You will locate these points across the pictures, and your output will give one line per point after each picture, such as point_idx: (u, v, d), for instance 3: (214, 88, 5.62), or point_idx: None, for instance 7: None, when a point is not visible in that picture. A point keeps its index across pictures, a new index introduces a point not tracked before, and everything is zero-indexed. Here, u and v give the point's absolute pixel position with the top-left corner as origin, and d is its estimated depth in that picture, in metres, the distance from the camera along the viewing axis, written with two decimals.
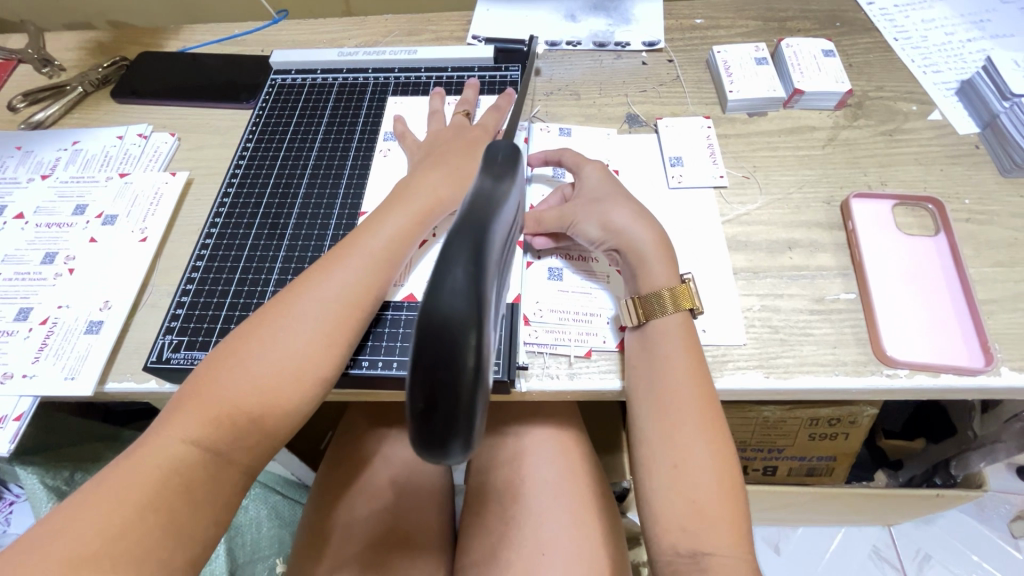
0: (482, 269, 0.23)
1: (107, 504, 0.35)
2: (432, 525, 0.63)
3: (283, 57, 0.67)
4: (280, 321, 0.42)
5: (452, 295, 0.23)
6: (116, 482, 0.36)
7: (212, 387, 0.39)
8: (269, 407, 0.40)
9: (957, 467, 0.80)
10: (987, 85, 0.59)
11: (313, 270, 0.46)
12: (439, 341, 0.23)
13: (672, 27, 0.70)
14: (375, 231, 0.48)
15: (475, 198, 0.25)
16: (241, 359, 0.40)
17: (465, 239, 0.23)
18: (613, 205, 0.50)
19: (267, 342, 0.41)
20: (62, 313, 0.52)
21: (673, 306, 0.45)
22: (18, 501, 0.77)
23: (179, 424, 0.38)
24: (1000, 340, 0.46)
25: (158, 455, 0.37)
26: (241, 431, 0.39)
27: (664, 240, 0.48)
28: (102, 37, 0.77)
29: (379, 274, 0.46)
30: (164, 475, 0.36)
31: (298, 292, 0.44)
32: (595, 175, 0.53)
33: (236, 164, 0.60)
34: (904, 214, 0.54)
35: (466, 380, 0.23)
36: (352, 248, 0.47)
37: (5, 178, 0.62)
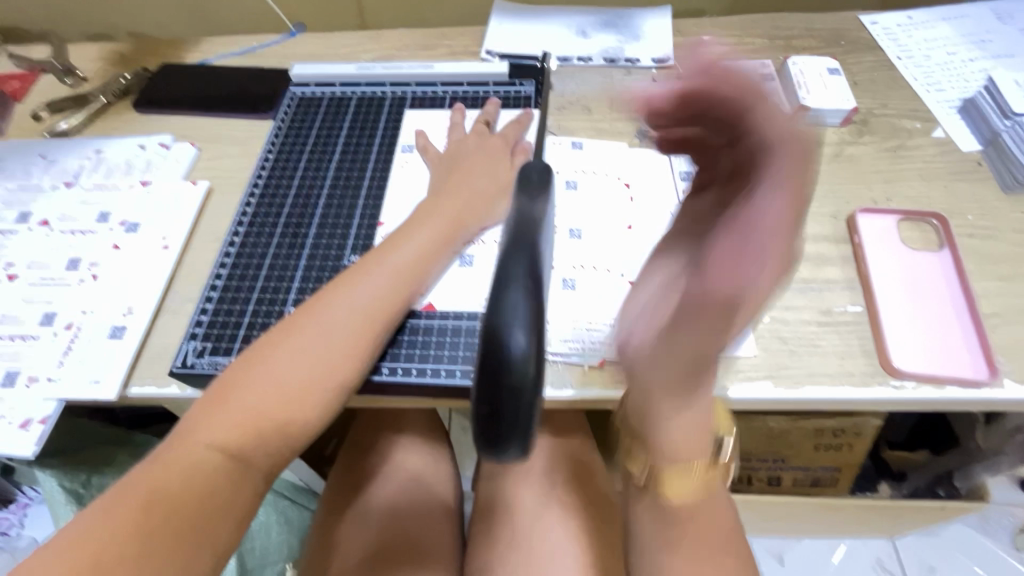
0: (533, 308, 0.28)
1: (135, 507, 0.35)
2: (443, 529, 0.63)
3: (302, 70, 0.69)
4: (310, 331, 0.44)
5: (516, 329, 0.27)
6: (140, 487, 0.36)
7: (238, 390, 0.41)
8: (292, 414, 0.41)
9: (960, 478, 0.83)
10: (989, 105, 0.60)
11: (338, 282, 0.47)
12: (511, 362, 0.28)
13: (681, 44, 0.72)
14: (402, 246, 0.50)
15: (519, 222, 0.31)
16: (267, 365, 0.42)
17: (520, 269, 0.28)
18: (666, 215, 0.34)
19: (292, 350, 0.43)
20: (86, 318, 0.53)
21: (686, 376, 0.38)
22: (31, 504, 0.78)
23: (210, 428, 0.39)
24: (1004, 352, 0.48)
25: (187, 459, 0.38)
26: (266, 438, 0.41)
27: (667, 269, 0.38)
28: (124, 49, 0.78)
29: (401, 289, 0.48)
30: (193, 480, 0.37)
31: (328, 303, 0.45)
32: (758, 141, 0.32)
33: (258, 174, 0.62)
34: (908, 229, 0.55)
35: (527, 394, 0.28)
36: (376, 262, 0.48)
37: (29, 185, 0.63)
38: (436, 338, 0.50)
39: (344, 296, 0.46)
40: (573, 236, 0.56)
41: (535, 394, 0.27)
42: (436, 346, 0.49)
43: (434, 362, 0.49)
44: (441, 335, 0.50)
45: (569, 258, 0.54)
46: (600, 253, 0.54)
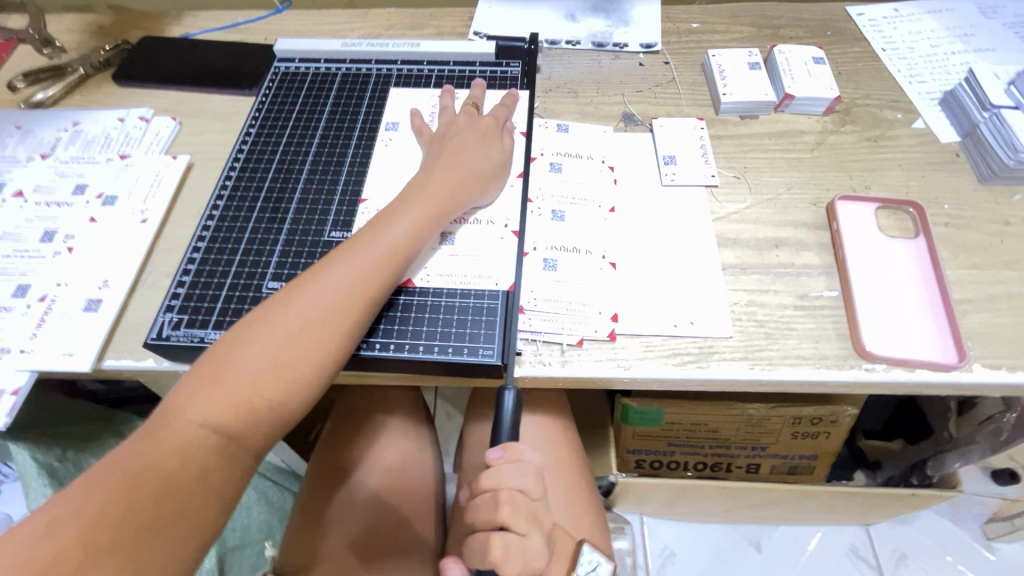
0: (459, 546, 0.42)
1: (123, 490, 0.36)
2: (423, 507, 0.65)
3: (287, 46, 0.68)
4: (301, 312, 0.44)
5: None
6: (132, 465, 0.37)
7: (230, 369, 0.41)
8: (286, 394, 0.42)
9: (932, 467, 0.82)
10: (968, 96, 0.61)
11: (328, 262, 0.47)
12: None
13: (670, 30, 0.72)
14: (392, 226, 0.49)
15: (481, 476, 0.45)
16: (256, 346, 0.42)
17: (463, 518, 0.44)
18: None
19: (281, 334, 0.43)
20: (61, 291, 0.52)
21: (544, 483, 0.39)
22: (7, 481, 0.77)
23: (202, 407, 0.40)
24: (973, 338, 0.49)
25: (179, 438, 0.39)
26: (259, 416, 0.41)
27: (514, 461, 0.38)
28: (104, 20, 0.77)
29: (391, 269, 0.48)
30: (183, 460, 0.38)
31: (318, 284, 0.45)
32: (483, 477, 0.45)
33: (238, 149, 0.61)
34: (886, 216, 0.56)
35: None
36: (366, 244, 0.48)
37: (3, 156, 0.62)
38: (418, 315, 0.50)
39: (334, 276, 0.46)
40: (556, 217, 0.56)
41: None
42: (419, 323, 0.49)
43: (414, 338, 0.49)
44: (424, 311, 0.50)
45: (548, 239, 0.54)
46: (582, 235, 0.55)
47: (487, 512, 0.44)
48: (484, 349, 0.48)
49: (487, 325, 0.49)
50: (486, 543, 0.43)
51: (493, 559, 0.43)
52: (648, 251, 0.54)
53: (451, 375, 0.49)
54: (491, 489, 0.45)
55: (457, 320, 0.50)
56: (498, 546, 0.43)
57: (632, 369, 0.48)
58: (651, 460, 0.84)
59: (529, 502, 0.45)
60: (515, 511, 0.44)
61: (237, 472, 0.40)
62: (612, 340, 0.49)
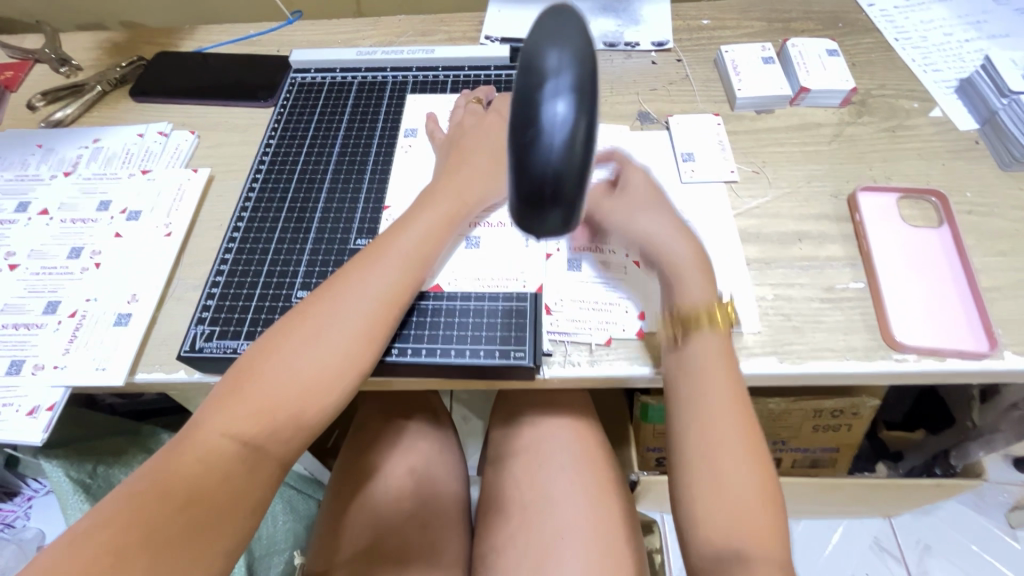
0: (550, 108, 0.29)
1: (153, 500, 0.35)
2: (452, 509, 0.65)
3: (303, 56, 0.69)
4: (326, 318, 0.43)
5: (575, 45, 0.30)
6: (158, 472, 0.36)
7: (256, 379, 0.40)
8: (307, 401, 0.40)
9: (956, 457, 0.83)
10: (986, 83, 0.61)
11: (349, 269, 0.46)
12: (530, 102, 0.30)
13: (680, 27, 0.72)
14: (408, 232, 0.49)
15: (554, 65, 0.30)
16: (278, 355, 0.41)
17: (529, 118, 0.30)
18: (654, 211, 0.51)
19: (303, 341, 0.42)
20: (91, 306, 0.53)
21: (712, 325, 0.45)
22: (37, 496, 0.78)
23: (224, 419, 0.38)
24: (1003, 325, 0.48)
25: (201, 447, 0.37)
26: (279, 425, 0.39)
27: (705, 258, 0.48)
28: (118, 38, 0.77)
29: (412, 273, 0.47)
30: (205, 469, 0.37)
31: (342, 291, 0.44)
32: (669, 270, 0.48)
33: (260, 160, 0.62)
34: (908, 206, 0.56)
35: (575, 174, 0.30)
36: (385, 248, 0.47)
37: (27, 175, 0.63)
38: (447, 319, 0.50)
39: (358, 284, 0.45)
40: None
41: (573, 183, 0.30)
42: (448, 327, 0.50)
43: (443, 342, 0.49)
44: (451, 316, 0.50)
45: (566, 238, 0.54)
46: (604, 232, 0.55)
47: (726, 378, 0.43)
48: (515, 352, 0.48)
49: (517, 328, 0.49)
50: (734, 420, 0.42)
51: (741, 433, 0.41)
52: None
53: (481, 378, 0.49)
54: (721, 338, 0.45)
55: (486, 324, 0.50)
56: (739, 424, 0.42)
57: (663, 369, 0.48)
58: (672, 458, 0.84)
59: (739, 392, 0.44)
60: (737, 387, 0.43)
61: (262, 482, 0.39)
62: (639, 339, 0.49)
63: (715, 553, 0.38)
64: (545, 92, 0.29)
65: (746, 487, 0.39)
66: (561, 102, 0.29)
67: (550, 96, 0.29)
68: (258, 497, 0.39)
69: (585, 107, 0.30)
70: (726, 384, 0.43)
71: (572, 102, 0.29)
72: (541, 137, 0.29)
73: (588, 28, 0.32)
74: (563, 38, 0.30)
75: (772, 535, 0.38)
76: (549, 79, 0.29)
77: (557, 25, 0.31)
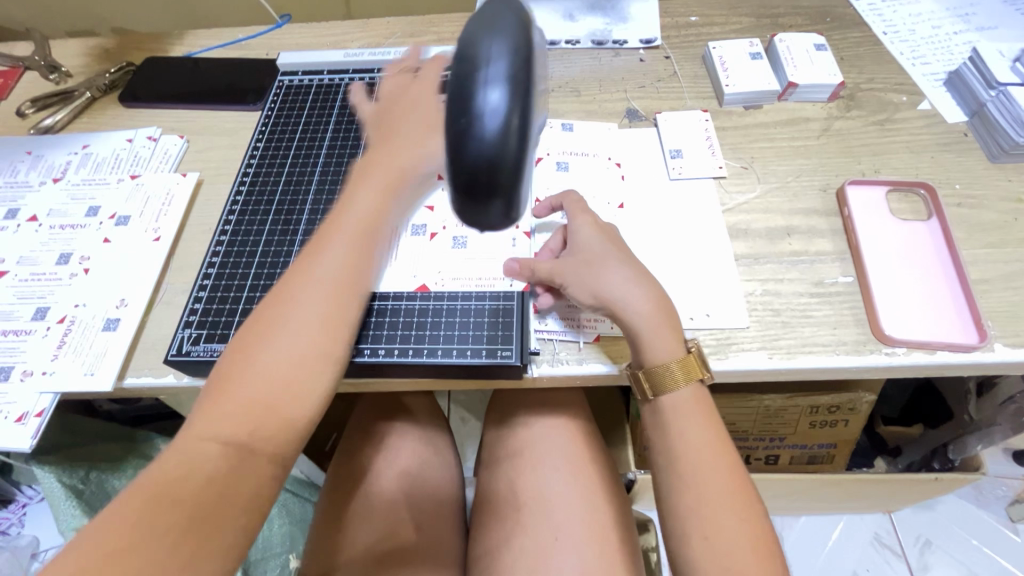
0: (484, 99, 0.31)
1: (135, 505, 0.34)
2: (446, 510, 0.65)
3: (290, 59, 0.69)
4: (282, 311, 0.41)
5: (511, 40, 0.32)
6: (141, 481, 0.35)
7: (230, 386, 0.39)
8: (289, 394, 0.39)
9: (955, 450, 0.82)
10: (974, 75, 0.61)
11: (298, 261, 0.44)
12: (465, 93, 0.32)
13: (669, 25, 0.72)
14: (350, 213, 0.46)
15: (488, 58, 0.32)
16: (251, 354, 0.40)
17: (463, 108, 0.31)
18: (608, 265, 0.47)
19: (271, 335, 0.40)
20: (79, 312, 0.53)
21: (684, 379, 0.44)
22: (31, 503, 0.79)
23: (200, 427, 0.37)
24: (993, 317, 0.48)
25: (181, 454, 0.36)
26: (259, 423, 0.38)
27: (663, 306, 0.46)
28: (107, 44, 0.78)
29: (364, 252, 0.45)
30: (185, 474, 0.36)
31: (295, 286, 0.42)
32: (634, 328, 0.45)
33: (248, 163, 0.62)
34: (897, 199, 0.56)
35: (511, 160, 0.31)
36: (334, 227, 0.46)
37: (16, 182, 0.63)
38: (435, 319, 0.50)
39: (312, 274, 0.43)
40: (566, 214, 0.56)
41: (508, 167, 0.31)
42: (436, 327, 0.50)
43: (430, 343, 0.49)
44: (439, 316, 0.50)
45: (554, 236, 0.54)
46: None
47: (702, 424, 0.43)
48: (502, 351, 0.48)
49: (504, 326, 0.49)
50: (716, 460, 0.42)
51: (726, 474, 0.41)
52: (661, 246, 0.54)
53: (469, 377, 0.49)
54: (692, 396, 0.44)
55: (473, 323, 0.50)
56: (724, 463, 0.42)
57: None
58: None
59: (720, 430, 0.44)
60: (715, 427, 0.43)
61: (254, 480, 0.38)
62: None
63: None
64: (480, 83, 0.31)
65: (732, 508, 0.40)
66: (495, 91, 0.31)
67: (484, 87, 0.31)
68: None
69: (518, 98, 0.32)
70: (705, 426, 0.43)
71: (505, 92, 0.31)
72: (475, 123, 0.31)
73: (527, 26, 0.34)
74: (503, 34, 0.32)
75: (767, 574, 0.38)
76: (483, 73, 0.31)
77: (497, 22, 0.33)
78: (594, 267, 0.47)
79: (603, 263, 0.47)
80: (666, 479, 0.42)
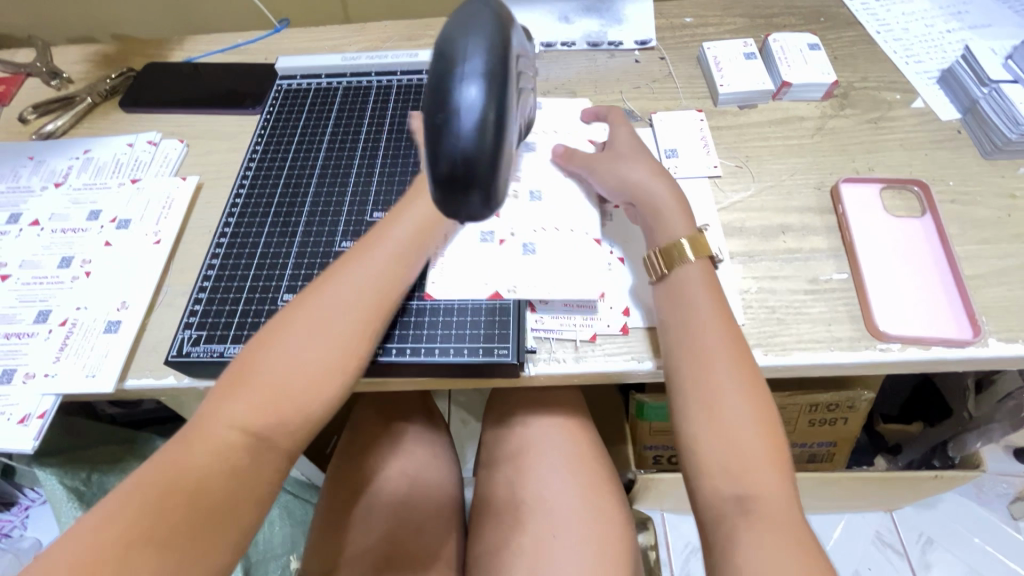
0: (457, 93, 0.29)
1: (164, 493, 0.35)
2: (447, 510, 0.66)
3: (288, 63, 0.69)
4: (316, 310, 0.43)
5: (488, 34, 0.30)
6: (167, 464, 0.36)
7: (259, 372, 0.40)
8: (308, 390, 0.41)
9: (954, 448, 0.82)
10: (966, 73, 0.61)
11: (339, 263, 0.47)
12: (442, 88, 0.29)
13: (664, 26, 0.72)
14: (393, 223, 0.49)
15: (460, 53, 0.29)
16: (280, 346, 0.41)
17: (438, 103, 0.29)
18: (633, 160, 0.53)
19: (304, 327, 0.42)
20: (81, 314, 0.53)
21: (693, 253, 0.47)
22: (34, 506, 0.79)
23: (228, 414, 0.38)
24: (987, 313, 0.48)
25: (210, 441, 0.37)
26: (282, 416, 0.40)
27: (681, 198, 0.51)
28: (108, 50, 0.78)
29: (400, 263, 0.47)
30: (212, 461, 0.37)
31: (333, 284, 0.45)
32: (648, 206, 0.51)
33: (247, 167, 0.62)
34: (891, 197, 0.56)
35: (489, 159, 0.29)
36: (379, 235, 0.48)
37: (18, 187, 0.63)
38: (430, 318, 0.50)
39: (349, 277, 0.45)
40: (534, 198, 0.55)
41: (489, 168, 0.29)
42: (430, 326, 0.50)
43: (427, 342, 0.49)
44: (434, 315, 0.51)
45: (530, 223, 0.53)
46: (568, 216, 0.54)
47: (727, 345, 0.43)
48: (499, 349, 0.48)
49: (501, 325, 0.49)
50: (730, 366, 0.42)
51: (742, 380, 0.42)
52: None
53: (466, 376, 0.49)
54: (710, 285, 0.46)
55: (469, 322, 0.50)
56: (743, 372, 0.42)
57: (648, 362, 0.48)
58: (669, 455, 0.83)
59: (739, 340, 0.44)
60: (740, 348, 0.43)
61: (269, 472, 0.39)
62: (625, 333, 0.49)
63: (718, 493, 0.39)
64: (456, 76, 0.29)
65: (749, 429, 0.40)
66: (472, 85, 0.29)
67: (461, 81, 0.29)
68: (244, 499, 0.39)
69: (496, 91, 0.29)
70: (721, 331, 0.44)
71: (483, 87, 0.29)
72: (452, 121, 0.29)
73: (506, 20, 0.32)
74: (479, 27, 0.30)
75: (777, 473, 0.39)
76: (455, 68, 0.29)
77: (473, 16, 0.31)
78: (618, 158, 0.54)
79: (628, 158, 0.53)
80: (682, 404, 0.43)
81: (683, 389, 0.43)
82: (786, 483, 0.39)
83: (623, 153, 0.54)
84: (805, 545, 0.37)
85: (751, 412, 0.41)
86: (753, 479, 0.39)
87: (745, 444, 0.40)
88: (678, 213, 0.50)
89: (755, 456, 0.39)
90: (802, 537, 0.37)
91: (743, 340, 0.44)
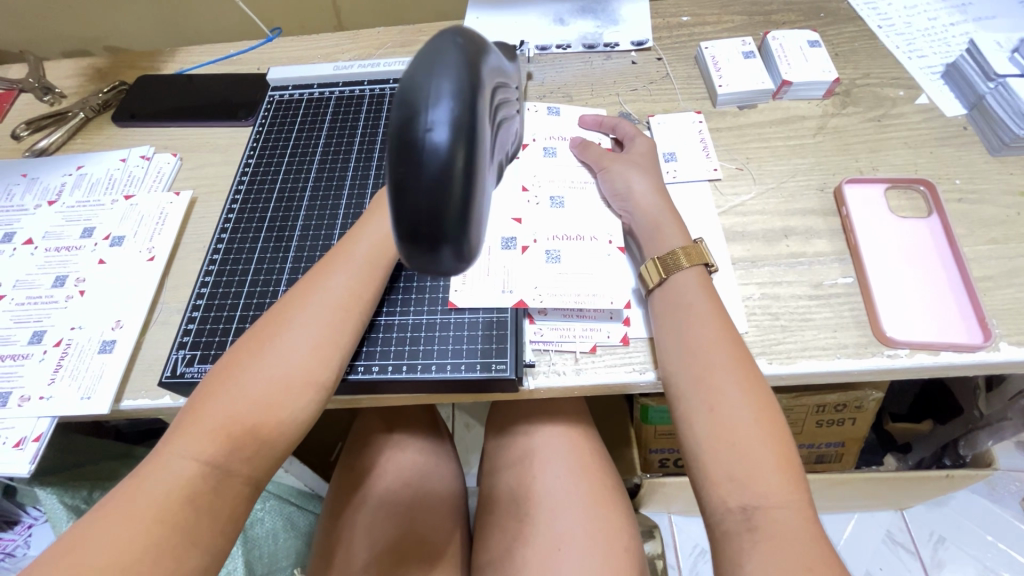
0: (420, 138, 0.25)
1: (121, 517, 0.34)
2: (449, 522, 0.64)
3: (280, 74, 0.69)
4: (278, 333, 0.42)
5: (454, 65, 0.26)
6: (129, 491, 0.35)
7: (220, 398, 0.39)
8: (269, 412, 0.39)
9: (965, 446, 0.80)
10: (972, 68, 0.60)
11: (303, 284, 0.46)
12: (403, 130, 0.26)
13: (660, 25, 0.71)
14: (357, 241, 0.48)
15: (420, 87, 0.26)
16: (241, 371, 0.40)
17: (399, 149, 0.26)
18: (639, 169, 0.53)
19: (268, 350, 0.41)
20: (75, 334, 0.53)
21: (688, 262, 0.47)
22: (36, 524, 0.79)
23: (185, 441, 0.37)
24: (997, 315, 0.47)
25: (166, 470, 0.36)
26: (239, 442, 0.38)
27: (676, 213, 0.51)
28: (100, 63, 0.78)
29: (365, 279, 0.47)
30: (167, 489, 0.35)
31: (296, 305, 0.44)
32: (646, 213, 0.51)
33: (239, 181, 0.62)
34: (896, 197, 0.55)
35: (458, 207, 0.26)
36: (344, 253, 0.47)
37: (12, 206, 0.63)
38: (427, 333, 0.50)
39: (314, 300, 0.44)
40: (555, 204, 0.54)
41: (456, 216, 0.26)
42: (428, 342, 0.49)
43: (423, 357, 0.49)
44: (431, 330, 0.50)
45: (539, 230, 0.53)
46: (584, 221, 0.53)
47: (726, 350, 0.42)
48: (496, 364, 0.47)
49: (498, 339, 0.49)
50: (731, 370, 0.41)
51: (744, 386, 0.41)
52: None
53: (464, 391, 0.48)
54: (715, 298, 0.45)
55: (467, 336, 0.49)
56: (744, 377, 0.41)
57: (650, 373, 0.47)
58: (674, 458, 0.81)
59: (741, 346, 0.43)
60: (741, 354, 0.42)
61: (234, 497, 0.37)
62: (626, 344, 0.48)
63: (725, 504, 0.38)
64: (419, 121, 0.25)
65: (755, 435, 0.39)
66: (440, 129, 0.25)
67: (423, 123, 0.25)
68: (236, 523, 0.38)
69: (469, 133, 0.26)
70: (724, 337, 0.43)
71: (451, 130, 0.25)
72: (414, 171, 0.26)
73: (475, 47, 0.28)
74: (447, 58, 0.26)
75: (787, 483, 0.37)
76: (415, 108, 0.25)
77: (441, 47, 0.27)
78: (623, 166, 0.54)
79: (632, 165, 0.54)
80: (683, 409, 0.42)
81: (686, 396, 0.42)
82: (799, 496, 0.37)
83: (629, 162, 0.54)
84: (819, 557, 0.35)
85: (755, 416, 0.39)
86: (759, 488, 0.37)
87: (749, 452, 0.38)
88: (676, 227, 0.50)
89: (762, 462, 0.38)
90: (815, 551, 0.35)
91: (743, 348, 0.43)
